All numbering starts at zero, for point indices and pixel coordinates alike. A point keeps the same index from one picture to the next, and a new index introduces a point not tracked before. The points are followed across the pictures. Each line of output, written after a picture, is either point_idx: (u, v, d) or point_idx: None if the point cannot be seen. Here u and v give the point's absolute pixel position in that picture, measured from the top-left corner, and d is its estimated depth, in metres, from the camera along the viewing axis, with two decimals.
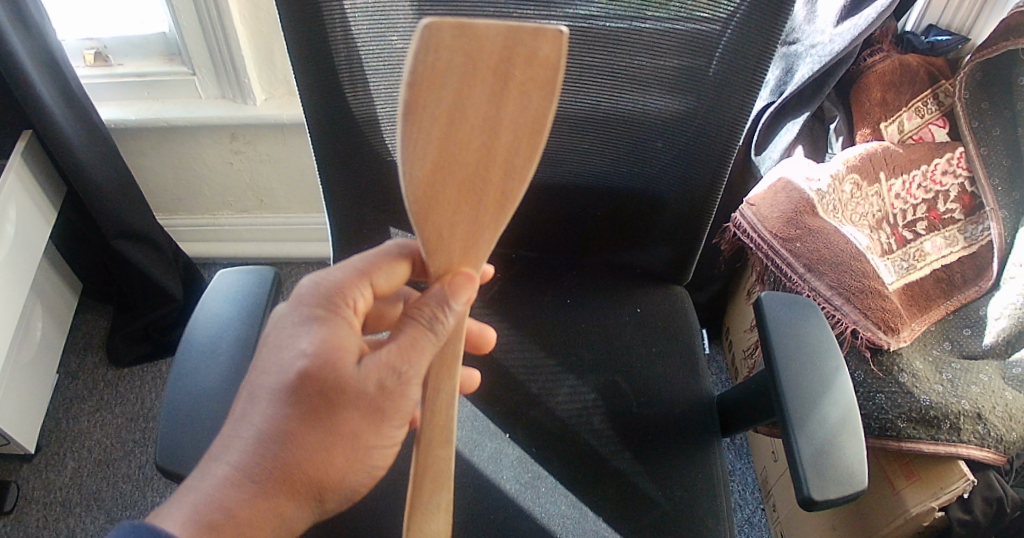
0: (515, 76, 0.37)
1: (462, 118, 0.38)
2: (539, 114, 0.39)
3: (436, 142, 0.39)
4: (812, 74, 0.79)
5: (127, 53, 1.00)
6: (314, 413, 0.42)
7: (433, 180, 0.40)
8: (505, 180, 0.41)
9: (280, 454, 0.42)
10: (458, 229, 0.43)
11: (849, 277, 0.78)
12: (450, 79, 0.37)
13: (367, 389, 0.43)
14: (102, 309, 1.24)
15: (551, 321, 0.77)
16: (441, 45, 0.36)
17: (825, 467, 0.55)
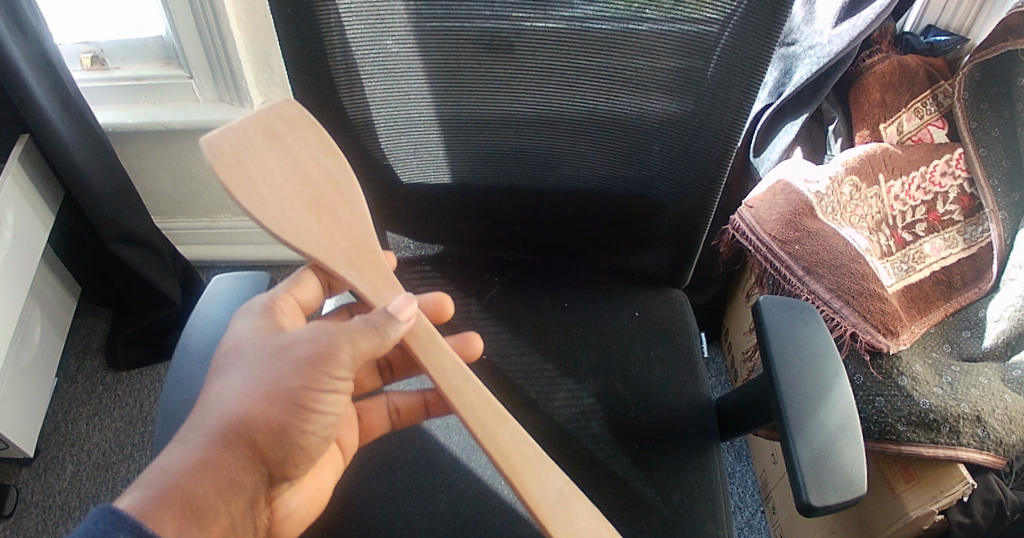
0: (294, 129, 0.52)
1: (276, 172, 0.50)
2: (320, 140, 0.53)
3: (270, 195, 0.49)
4: (810, 75, 0.79)
5: (124, 56, 1.00)
6: (258, 380, 0.46)
7: (290, 223, 0.50)
8: (337, 181, 0.52)
9: (235, 425, 0.45)
10: (336, 237, 0.51)
11: (848, 280, 0.78)
12: (246, 153, 0.49)
13: (299, 352, 0.47)
14: (101, 312, 1.24)
15: (549, 325, 0.77)
16: (222, 142, 0.48)
17: (825, 474, 0.54)
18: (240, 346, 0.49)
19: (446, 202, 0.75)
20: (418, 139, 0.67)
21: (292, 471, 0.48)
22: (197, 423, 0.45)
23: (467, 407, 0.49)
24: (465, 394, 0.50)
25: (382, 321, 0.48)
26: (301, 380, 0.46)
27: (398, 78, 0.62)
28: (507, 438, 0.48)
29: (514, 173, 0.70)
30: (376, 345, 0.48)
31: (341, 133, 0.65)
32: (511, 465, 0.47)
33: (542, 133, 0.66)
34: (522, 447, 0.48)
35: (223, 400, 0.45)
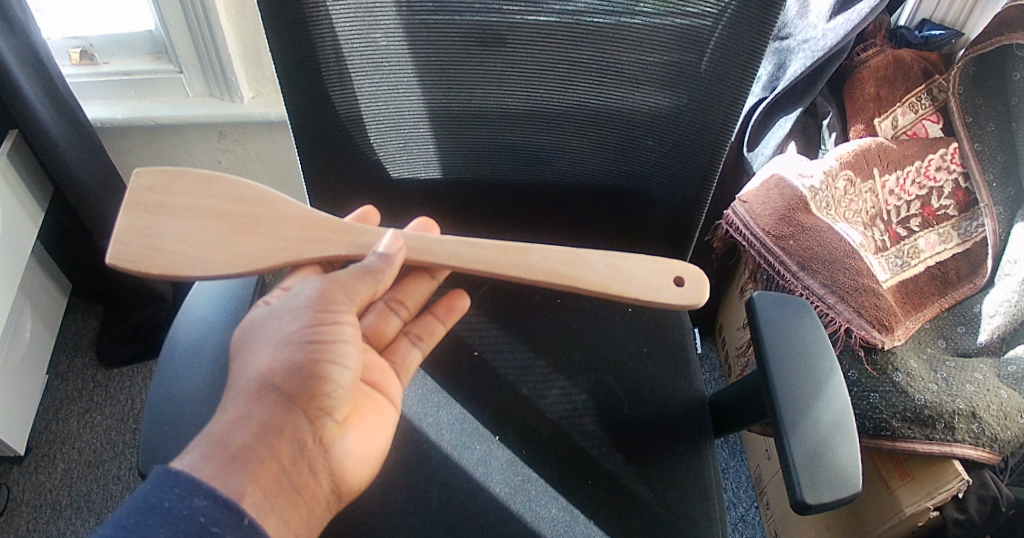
0: (169, 189, 0.55)
1: (185, 232, 0.54)
2: (198, 179, 0.56)
3: (201, 250, 0.54)
4: (804, 70, 0.78)
5: (112, 51, 0.99)
6: (276, 336, 0.51)
7: (236, 255, 0.54)
8: (240, 194, 0.56)
9: (261, 381, 0.49)
10: (275, 235, 0.55)
11: (843, 275, 0.77)
12: (149, 238, 0.54)
13: (298, 302, 0.52)
14: (91, 310, 1.23)
15: (541, 321, 0.76)
16: (125, 250, 0.53)
17: (819, 470, 0.54)
18: (252, 322, 0.53)
19: (436, 197, 0.74)
20: (407, 133, 0.67)
21: (332, 403, 0.50)
22: (230, 390, 0.49)
23: (486, 261, 0.54)
24: (479, 252, 0.55)
25: (379, 265, 0.53)
26: (309, 321, 0.51)
27: (388, 72, 0.61)
28: (541, 259, 0.54)
29: (506, 167, 0.70)
30: (374, 290, 0.53)
31: (330, 129, 0.65)
32: (561, 273, 0.53)
33: (533, 126, 0.65)
34: (558, 257, 0.54)
35: (250, 363, 0.50)
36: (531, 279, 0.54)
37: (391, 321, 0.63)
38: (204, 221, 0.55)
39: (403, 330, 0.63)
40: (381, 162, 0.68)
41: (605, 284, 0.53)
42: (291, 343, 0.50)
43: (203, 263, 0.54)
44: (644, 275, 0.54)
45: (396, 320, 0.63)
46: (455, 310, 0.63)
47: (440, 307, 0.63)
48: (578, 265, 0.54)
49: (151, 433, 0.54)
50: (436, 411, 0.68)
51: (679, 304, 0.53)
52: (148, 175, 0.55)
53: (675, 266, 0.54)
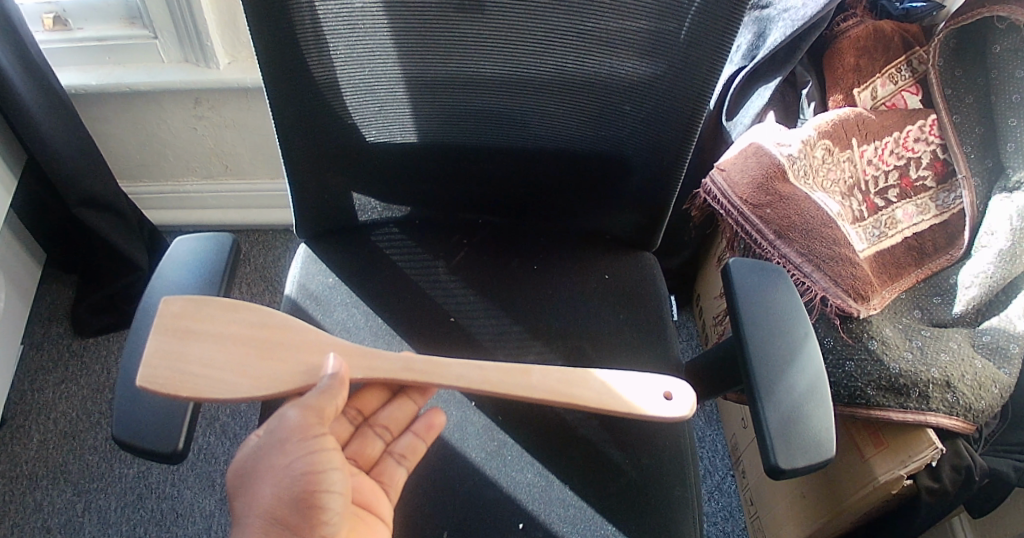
0: (196, 313, 0.55)
1: (212, 355, 0.54)
2: (221, 306, 0.56)
3: (229, 373, 0.54)
4: (784, 38, 0.80)
5: (87, 17, 0.97)
6: (270, 470, 0.50)
7: (261, 377, 0.55)
8: (263, 319, 0.57)
9: (267, 516, 0.49)
10: (296, 356, 0.56)
11: (819, 245, 0.78)
12: (176, 358, 0.53)
13: (279, 437, 0.51)
14: (67, 279, 1.21)
15: (518, 287, 0.76)
16: (154, 373, 0.52)
17: (793, 434, 0.54)
18: (243, 461, 0.52)
19: (408, 163, 0.72)
20: (382, 98, 0.65)
21: (330, 530, 0.50)
22: (237, 526, 0.49)
23: (494, 383, 0.55)
24: (486, 374, 0.56)
25: (334, 384, 0.53)
26: (299, 455, 0.50)
27: (363, 37, 0.60)
28: (542, 378, 0.55)
29: (482, 134, 0.69)
30: (338, 403, 0.53)
31: (305, 91, 0.63)
32: (561, 392, 0.54)
33: (510, 92, 0.64)
34: (557, 377, 0.55)
35: (251, 500, 0.50)
36: (531, 399, 0.55)
37: (376, 442, 0.61)
38: (227, 349, 0.55)
39: (387, 450, 0.60)
40: (357, 126, 0.67)
41: (606, 402, 0.54)
42: (288, 477, 0.49)
43: (219, 381, 0.53)
44: (635, 396, 0.55)
45: (381, 442, 0.61)
46: (434, 428, 0.61)
47: (420, 425, 0.61)
48: (578, 383, 0.55)
49: (127, 399, 0.52)
50: None
51: (669, 419, 0.55)
52: (175, 302, 0.56)
53: (662, 381, 0.57)
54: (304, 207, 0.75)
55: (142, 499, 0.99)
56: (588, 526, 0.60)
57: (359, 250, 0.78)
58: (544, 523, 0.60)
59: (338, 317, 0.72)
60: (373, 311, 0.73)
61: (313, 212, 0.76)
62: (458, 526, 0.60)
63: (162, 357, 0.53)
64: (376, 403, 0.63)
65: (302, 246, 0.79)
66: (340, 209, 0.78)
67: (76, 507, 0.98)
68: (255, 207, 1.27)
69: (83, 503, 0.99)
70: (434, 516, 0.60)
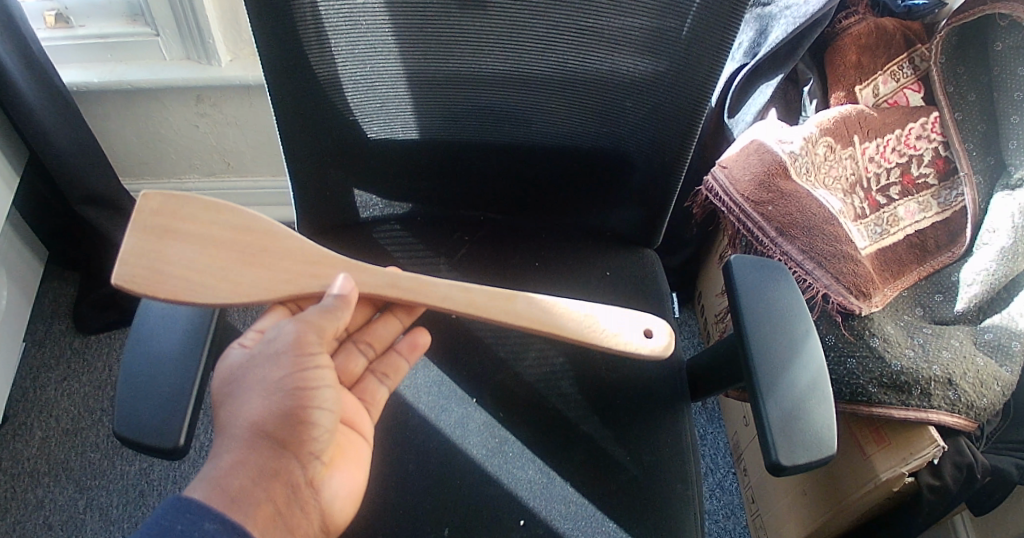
0: (177, 213, 0.55)
1: (193, 258, 0.55)
2: (204, 207, 0.56)
3: (210, 276, 0.55)
4: (786, 35, 0.80)
5: (88, 14, 0.97)
6: (261, 383, 0.50)
7: (242, 283, 0.55)
8: (248, 226, 0.57)
9: (254, 428, 0.48)
10: (282, 265, 0.57)
11: (821, 241, 0.78)
12: (157, 260, 0.54)
13: (273, 349, 0.51)
14: (68, 276, 1.21)
15: (519, 283, 0.76)
16: (132, 273, 0.53)
17: (794, 432, 0.54)
18: (232, 370, 0.52)
19: (410, 160, 0.72)
20: (384, 95, 0.65)
21: (319, 446, 0.50)
22: (223, 439, 0.48)
23: (477, 305, 0.56)
24: (470, 296, 0.57)
25: (338, 302, 0.54)
26: (292, 369, 0.50)
27: (364, 33, 0.60)
28: (525, 305, 0.56)
29: (482, 131, 0.69)
30: (341, 321, 0.54)
31: (306, 88, 0.63)
32: (542, 319, 0.56)
33: (512, 89, 0.64)
34: (539, 306, 0.57)
35: (239, 411, 0.49)
36: (515, 326, 0.56)
37: (358, 358, 0.60)
38: (208, 252, 0.55)
39: (369, 368, 0.61)
40: (358, 123, 0.67)
41: (585, 335, 0.56)
42: (280, 392, 0.49)
43: (197, 287, 0.54)
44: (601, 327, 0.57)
45: (364, 358, 0.61)
46: (417, 347, 0.61)
47: (403, 344, 0.61)
48: (557, 312, 0.56)
49: (129, 393, 0.52)
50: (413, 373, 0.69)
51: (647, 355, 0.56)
52: (155, 198, 0.55)
53: (633, 318, 0.58)
54: (306, 204, 0.75)
55: (144, 496, 0.99)
56: (589, 523, 0.60)
57: (361, 247, 0.78)
58: (546, 519, 0.60)
59: None
60: None
61: (315, 209, 0.76)
62: (459, 521, 0.60)
63: (144, 260, 0.53)
64: (359, 318, 0.62)
65: None
66: (341, 206, 0.77)
67: (78, 504, 0.98)
68: (255, 205, 1.27)
69: (84, 500, 0.99)
70: (436, 512, 0.60)
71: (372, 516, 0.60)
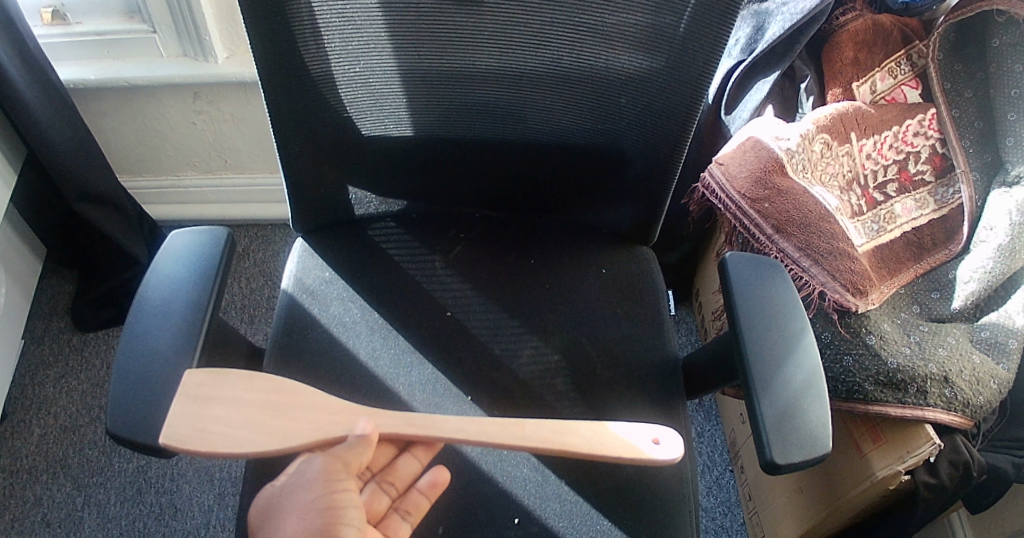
0: (219, 383, 0.54)
1: (230, 416, 0.53)
2: (245, 375, 0.55)
3: (244, 430, 0.53)
4: (783, 32, 0.79)
5: (84, 11, 0.97)
6: (296, 507, 0.52)
7: (275, 435, 0.53)
8: (275, 384, 0.56)
9: None
10: (310, 418, 0.55)
11: (818, 239, 0.77)
12: (197, 420, 0.52)
13: (305, 478, 0.53)
14: (66, 273, 1.21)
15: (515, 281, 0.76)
16: (175, 431, 0.50)
17: (789, 429, 0.54)
18: (272, 496, 0.55)
19: (406, 157, 0.72)
20: (379, 92, 0.65)
21: None
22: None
23: (486, 433, 0.54)
24: (481, 427, 0.54)
25: (359, 440, 0.53)
26: (322, 494, 0.52)
27: (359, 30, 0.59)
28: (535, 427, 0.54)
29: (478, 127, 0.69)
30: (364, 457, 0.53)
31: (299, 85, 0.63)
32: (553, 439, 0.53)
33: (507, 85, 0.64)
34: (550, 427, 0.54)
35: (277, 533, 0.52)
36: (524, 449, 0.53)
37: (383, 498, 0.58)
38: (244, 414, 0.54)
39: (392, 506, 0.58)
40: (353, 120, 0.67)
41: (596, 446, 0.53)
42: (310, 514, 0.51)
43: (234, 440, 0.52)
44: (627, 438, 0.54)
45: (387, 498, 0.58)
46: (437, 485, 0.57)
47: (423, 482, 0.57)
48: (570, 431, 0.54)
49: (121, 391, 0.52)
50: (408, 371, 0.68)
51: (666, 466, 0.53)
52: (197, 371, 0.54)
53: (650, 428, 0.55)
54: (301, 202, 0.75)
55: (142, 494, 0.99)
56: (584, 521, 0.60)
57: (356, 244, 0.78)
58: (540, 518, 0.60)
59: (334, 311, 0.72)
60: (368, 306, 0.73)
61: (311, 207, 0.76)
62: (453, 520, 0.60)
63: (184, 419, 0.51)
64: (384, 458, 0.60)
65: (298, 241, 0.79)
66: (336, 203, 0.77)
67: (75, 501, 0.99)
68: (253, 201, 1.27)
69: (82, 497, 0.99)
70: (430, 510, 0.60)
71: None
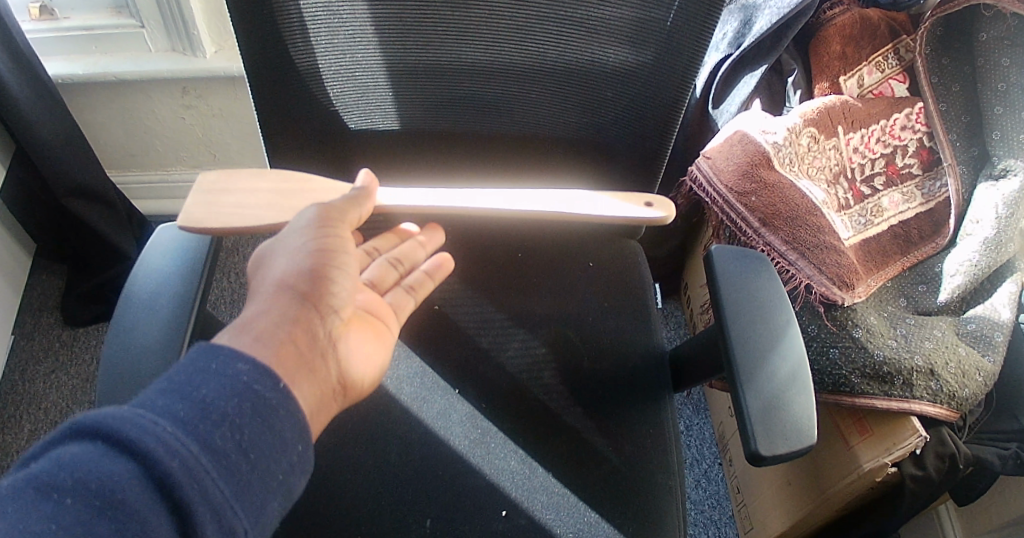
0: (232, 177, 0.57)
1: (244, 201, 0.56)
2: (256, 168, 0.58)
3: (263, 209, 0.56)
4: (770, 26, 0.80)
5: (74, 6, 0.97)
6: (287, 249, 0.50)
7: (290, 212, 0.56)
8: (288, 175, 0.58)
9: (279, 283, 0.47)
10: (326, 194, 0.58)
11: (803, 232, 0.78)
12: (215, 207, 0.55)
13: (298, 226, 0.51)
14: (55, 269, 1.21)
15: (503, 275, 0.76)
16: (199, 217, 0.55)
17: (773, 422, 0.54)
18: (262, 253, 0.51)
19: (393, 150, 0.72)
20: (366, 85, 0.65)
21: (337, 302, 0.48)
22: (253, 298, 0.47)
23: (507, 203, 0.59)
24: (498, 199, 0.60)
25: (362, 195, 0.55)
26: (317, 236, 0.50)
27: (344, 23, 0.59)
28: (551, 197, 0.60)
29: (465, 120, 0.69)
30: (363, 213, 0.54)
31: (286, 80, 0.63)
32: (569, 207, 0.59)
33: (494, 78, 0.64)
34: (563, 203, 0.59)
35: (268, 272, 0.48)
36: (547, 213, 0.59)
37: (390, 272, 0.59)
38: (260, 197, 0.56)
39: (399, 281, 0.59)
40: (340, 114, 0.67)
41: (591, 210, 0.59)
42: (303, 254, 0.49)
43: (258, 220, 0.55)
44: (612, 204, 0.60)
45: (394, 273, 0.59)
46: (442, 268, 0.60)
47: (431, 264, 0.60)
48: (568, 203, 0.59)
49: (108, 385, 0.52)
50: (395, 364, 0.69)
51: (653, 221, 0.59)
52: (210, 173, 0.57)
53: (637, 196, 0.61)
54: None
55: None
56: (572, 513, 0.60)
57: None
58: (528, 509, 0.60)
59: None
60: None
61: None
62: (441, 511, 0.60)
63: None
64: (386, 242, 0.62)
65: None
66: None
67: None
68: None
69: None
70: (418, 503, 0.61)
71: (353, 508, 0.60)
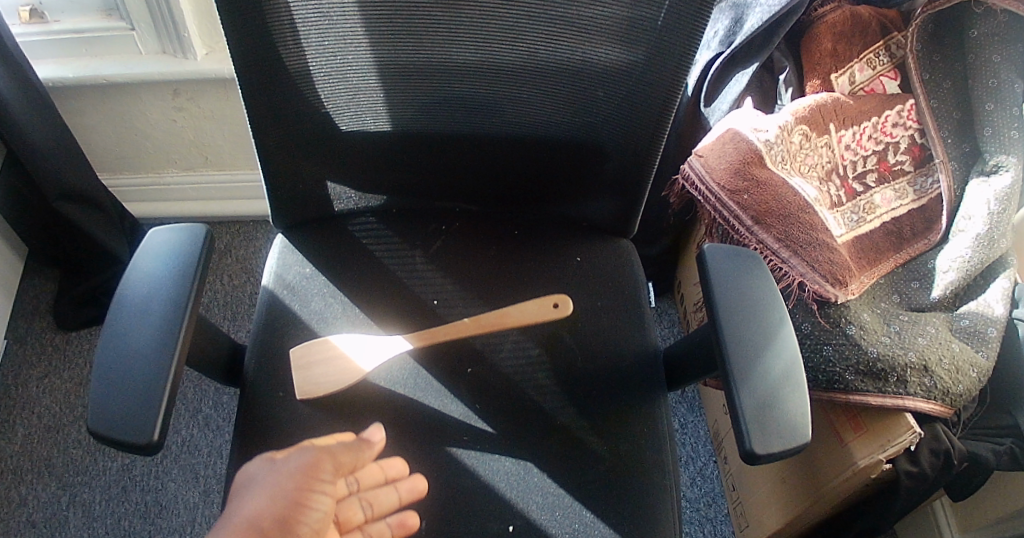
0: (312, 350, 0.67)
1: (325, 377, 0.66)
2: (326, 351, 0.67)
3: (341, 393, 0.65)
4: (761, 24, 0.80)
5: (63, 9, 0.96)
6: (261, 492, 0.51)
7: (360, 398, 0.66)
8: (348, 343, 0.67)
9: (249, 523, 0.49)
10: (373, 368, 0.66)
11: (796, 229, 0.78)
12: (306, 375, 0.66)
13: (288, 469, 0.53)
14: (47, 273, 1.21)
15: (495, 275, 0.76)
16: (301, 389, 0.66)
17: (768, 420, 0.54)
18: (248, 474, 0.54)
19: (384, 152, 0.72)
20: (356, 86, 0.65)
21: None
22: (219, 529, 0.49)
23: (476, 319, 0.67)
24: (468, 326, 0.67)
25: (361, 445, 0.57)
26: (294, 487, 0.51)
27: (335, 25, 0.59)
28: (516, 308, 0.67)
29: (456, 121, 0.68)
30: (354, 460, 0.56)
31: (277, 81, 0.63)
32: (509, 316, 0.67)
33: (485, 78, 0.64)
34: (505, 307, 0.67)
35: (237, 507, 0.50)
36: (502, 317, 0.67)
37: (359, 512, 0.58)
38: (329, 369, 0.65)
39: (362, 527, 0.58)
40: (332, 116, 0.67)
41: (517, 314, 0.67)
42: (276, 500, 0.50)
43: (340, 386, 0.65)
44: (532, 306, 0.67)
45: (361, 514, 0.58)
46: (414, 495, 0.59)
47: (396, 517, 0.58)
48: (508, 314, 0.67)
49: (102, 390, 0.52)
50: (389, 365, 0.69)
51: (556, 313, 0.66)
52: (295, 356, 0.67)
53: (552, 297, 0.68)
54: (279, 198, 0.75)
55: (128, 491, 1.00)
56: (566, 513, 0.60)
57: (336, 239, 0.78)
58: (523, 510, 0.60)
59: (315, 307, 0.72)
60: (350, 302, 0.73)
61: (289, 204, 0.76)
62: (435, 513, 0.60)
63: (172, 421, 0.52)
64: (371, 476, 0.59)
65: (278, 238, 0.79)
66: (315, 199, 0.77)
67: (61, 500, 0.99)
68: (235, 198, 1.26)
69: (68, 496, 0.99)
70: (412, 505, 0.60)
71: None
